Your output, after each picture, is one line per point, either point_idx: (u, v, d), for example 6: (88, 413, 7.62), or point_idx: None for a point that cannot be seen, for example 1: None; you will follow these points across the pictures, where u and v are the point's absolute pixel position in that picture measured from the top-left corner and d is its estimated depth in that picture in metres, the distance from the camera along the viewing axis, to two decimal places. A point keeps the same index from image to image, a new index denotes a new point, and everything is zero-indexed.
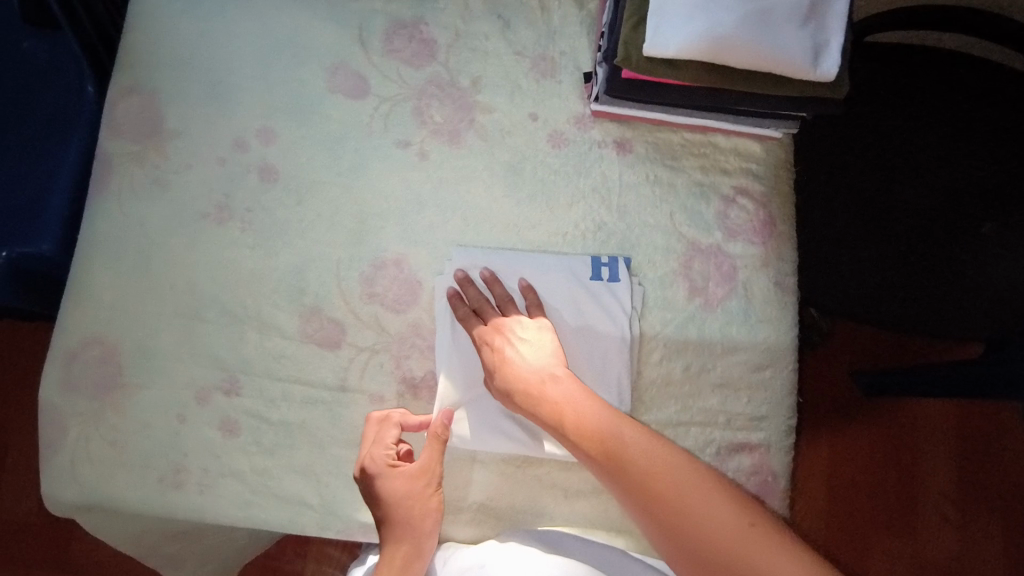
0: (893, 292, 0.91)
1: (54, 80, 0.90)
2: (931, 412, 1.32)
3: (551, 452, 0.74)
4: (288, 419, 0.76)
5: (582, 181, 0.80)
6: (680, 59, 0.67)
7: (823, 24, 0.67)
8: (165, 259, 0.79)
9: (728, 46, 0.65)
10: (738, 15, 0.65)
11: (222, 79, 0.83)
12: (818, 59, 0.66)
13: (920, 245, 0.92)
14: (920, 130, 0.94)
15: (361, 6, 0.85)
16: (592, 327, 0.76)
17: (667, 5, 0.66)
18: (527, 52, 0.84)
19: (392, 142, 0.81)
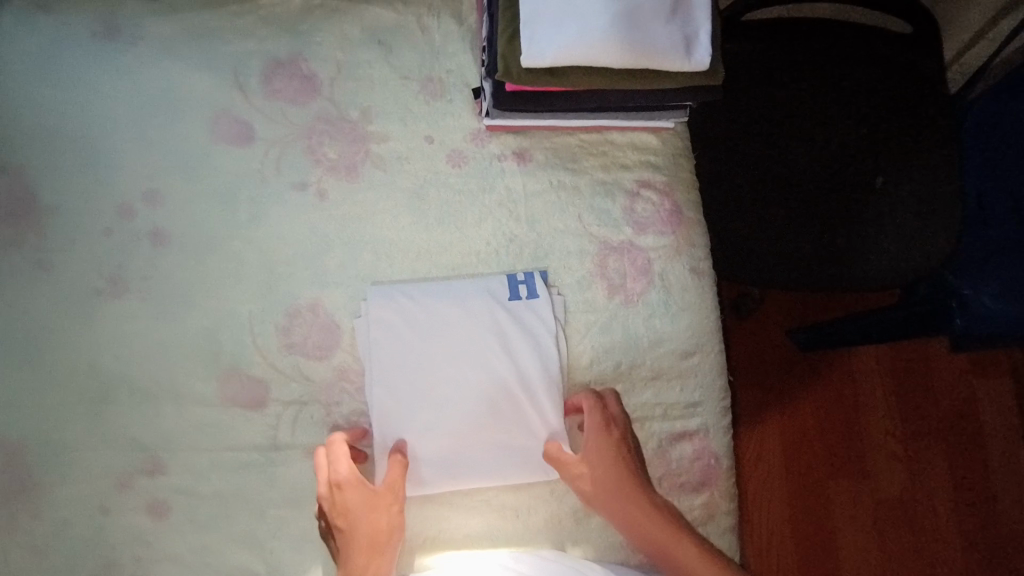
0: (803, 260, 0.95)
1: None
2: (866, 361, 1.37)
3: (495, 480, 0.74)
4: (222, 489, 0.72)
5: (487, 198, 0.79)
6: (559, 67, 0.67)
7: (690, 15, 0.68)
8: (63, 344, 0.74)
9: (604, 50, 0.65)
10: (608, 17, 0.65)
11: (97, 145, 0.79)
12: (691, 49, 0.67)
13: (820, 210, 0.96)
14: (804, 99, 0.98)
15: (233, 50, 0.81)
16: (519, 349, 0.75)
17: (537, 17, 0.66)
18: (413, 75, 0.82)
19: (288, 186, 0.79)
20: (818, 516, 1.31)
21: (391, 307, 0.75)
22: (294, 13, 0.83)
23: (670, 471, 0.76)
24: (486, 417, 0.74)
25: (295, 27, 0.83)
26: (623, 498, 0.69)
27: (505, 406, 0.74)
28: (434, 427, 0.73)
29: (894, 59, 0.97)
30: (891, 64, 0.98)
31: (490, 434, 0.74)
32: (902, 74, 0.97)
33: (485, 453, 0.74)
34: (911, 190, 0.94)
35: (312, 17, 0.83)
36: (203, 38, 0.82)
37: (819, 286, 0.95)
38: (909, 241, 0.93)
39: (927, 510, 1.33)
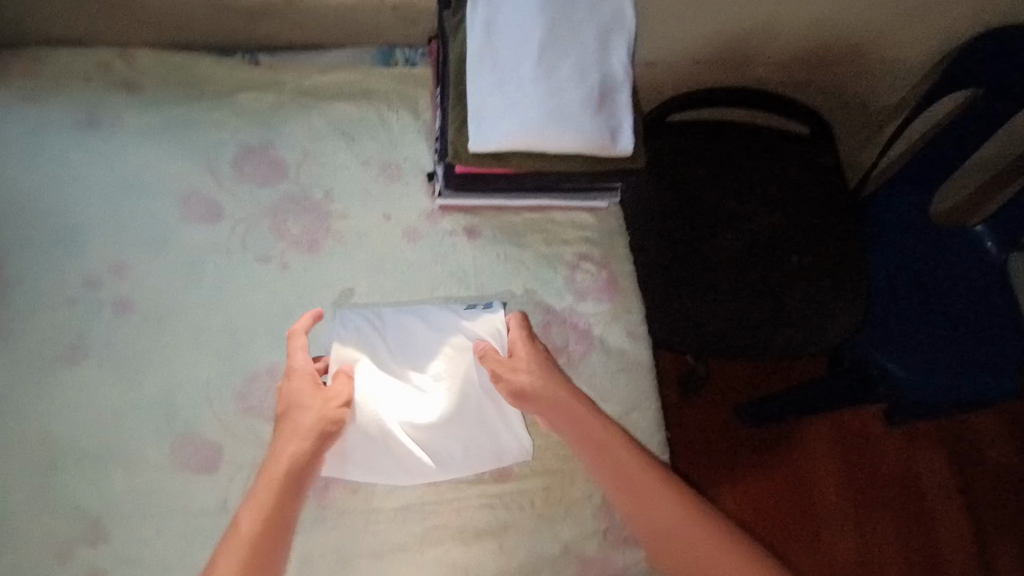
0: (737, 329, 1.04)
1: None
2: (809, 431, 1.44)
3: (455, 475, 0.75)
4: (167, 556, 0.71)
5: (441, 269, 0.86)
6: (503, 151, 0.76)
7: (615, 108, 0.79)
8: (15, 411, 0.75)
9: (541, 137, 0.75)
10: (544, 109, 0.76)
11: (70, 220, 0.83)
12: (617, 137, 0.78)
13: (747, 283, 1.06)
14: (726, 188, 1.11)
15: (207, 138, 0.89)
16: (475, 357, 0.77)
17: (483, 109, 0.76)
18: (372, 161, 0.92)
19: (253, 259, 0.84)
20: None
21: (358, 325, 0.76)
22: (266, 106, 0.92)
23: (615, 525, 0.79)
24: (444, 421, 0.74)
25: (266, 118, 0.91)
26: (573, 412, 0.74)
27: (473, 407, 0.76)
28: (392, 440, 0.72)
29: (798, 156, 1.13)
30: (796, 160, 1.13)
31: (456, 432, 0.75)
32: (806, 168, 1.12)
33: (448, 449, 0.75)
34: (824, 267, 1.06)
35: (282, 110, 0.92)
36: (179, 127, 0.89)
37: (752, 352, 1.03)
38: (826, 311, 1.04)
39: None
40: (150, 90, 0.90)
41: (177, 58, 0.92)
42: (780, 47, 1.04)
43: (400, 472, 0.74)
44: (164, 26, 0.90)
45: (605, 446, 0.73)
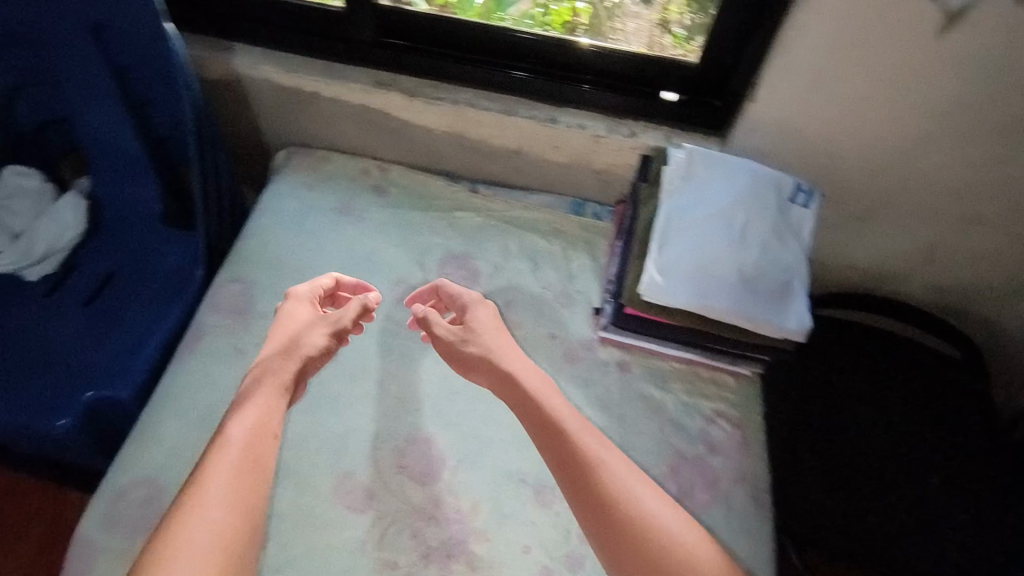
0: (861, 528, 1.05)
1: (159, 248, 1.12)
2: None
3: (730, 285, 0.86)
4: (298, 563, 0.80)
5: (587, 391, 0.97)
6: (681, 284, 0.87)
7: (783, 284, 0.87)
8: (224, 422, 0.89)
9: (714, 276, 0.87)
10: (723, 258, 0.87)
11: (311, 279, 1.04)
12: (780, 307, 0.86)
13: (881, 486, 1.07)
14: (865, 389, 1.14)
15: (425, 241, 1.10)
16: (778, 271, 0.88)
17: (665, 248, 0.90)
18: (550, 285, 1.07)
19: (436, 342, 1.00)
20: None
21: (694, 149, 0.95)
22: (476, 225, 1.13)
23: None
24: (752, 245, 0.88)
25: (474, 234, 1.12)
26: (498, 369, 0.83)
27: (774, 263, 0.88)
28: (702, 234, 0.89)
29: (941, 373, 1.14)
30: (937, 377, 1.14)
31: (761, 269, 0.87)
32: (950, 387, 1.14)
33: (758, 299, 0.86)
34: (962, 492, 1.06)
35: (488, 232, 1.12)
36: (408, 227, 1.12)
37: (871, 558, 1.05)
38: (970, 536, 1.03)
39: None
40: (395, 196, 1.15)
41: (420, 177, 1.17)
42: (938, 273, 1.11)
43: (696, 277, 0.87)
44: (419, 153, 1.16)
45: (547, 424, 0.78)
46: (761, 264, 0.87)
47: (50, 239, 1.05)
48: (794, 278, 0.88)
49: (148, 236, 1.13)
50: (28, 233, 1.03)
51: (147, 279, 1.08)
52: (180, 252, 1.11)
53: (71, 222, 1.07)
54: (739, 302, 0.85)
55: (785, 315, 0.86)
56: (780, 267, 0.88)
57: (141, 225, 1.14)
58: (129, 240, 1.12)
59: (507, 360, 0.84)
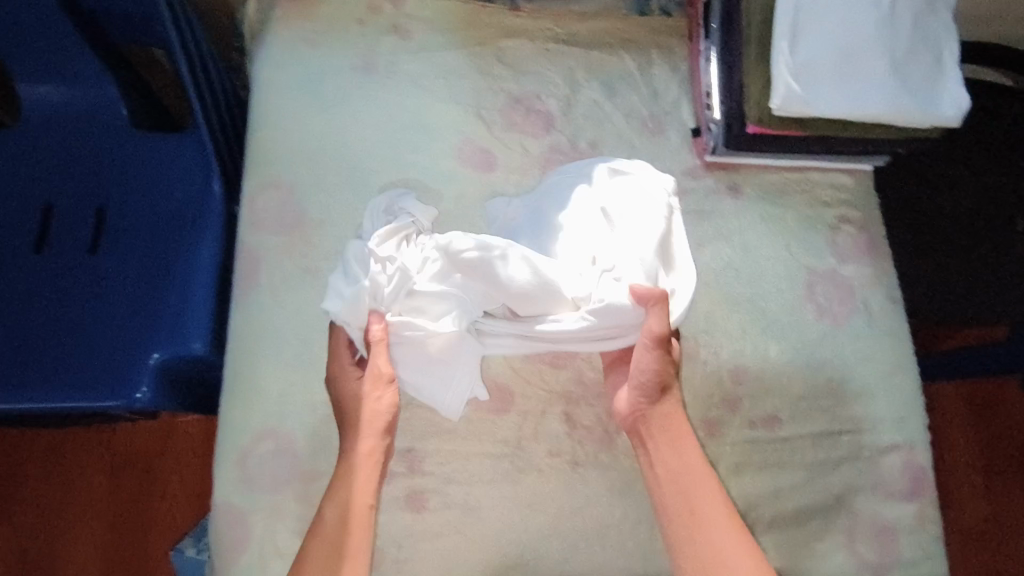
0: (973, 284, 1.01)
1: (144, 160, 0.87)
2: (952, 393, 1.45)
3: (877, 100, 0.75)
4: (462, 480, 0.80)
5: (701, 226, 0.89)
6: (821, 114, 0.76)
7: (930, 85, 0.77)
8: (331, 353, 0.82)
9: (861, 100, 0.75)
10: (866, 78, 0.75)
11: (362, 167, 0.86)
12: (934, 103, 0.76)
13: (986, 248, 1.01)
14: (967, 155, 1.05)
15: (476, 85, 0.90)
16: (922, 79, 0.76)
17: (808, 68, 0.75)
18: (636, 113, 0.92)
19: (528, 209, 0.87)
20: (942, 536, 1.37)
21: None
22: (529, 53, 0.92)
23: (881, 480, 0.82)
24: (895, 52, 0.75)
25: (529, 66, 0.92)
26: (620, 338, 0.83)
27: (915, 68, 0.76)
28: (840, 47, 0.75)
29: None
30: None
31: (905, 75, 0.76)
32: None
33: (907, 108, 0.76)
34: None
35: (546, 58, 0.92)
36: (450, 71, 0.90)
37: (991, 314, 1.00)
38: None
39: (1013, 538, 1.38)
40: (420, 34, 0.91)
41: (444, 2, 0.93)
42: None
43: (841, 100, 0.75)
44: None
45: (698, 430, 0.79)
46: (914, 45, 0.77)
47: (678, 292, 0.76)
48: (939, 86, 0.77)
49: (119, 143, 0.87)
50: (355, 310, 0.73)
51: (147, 206, 0.86)
52: (174, 168, 0.87)
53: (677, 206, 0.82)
54: (885, 115, 0.76)
55: (932, 116, 0.76)
56: (926, 63, 0.77)
57: (100, 129, 0.87)
58: (91, 154, 0.87)
59: (657, 429, 0.79)
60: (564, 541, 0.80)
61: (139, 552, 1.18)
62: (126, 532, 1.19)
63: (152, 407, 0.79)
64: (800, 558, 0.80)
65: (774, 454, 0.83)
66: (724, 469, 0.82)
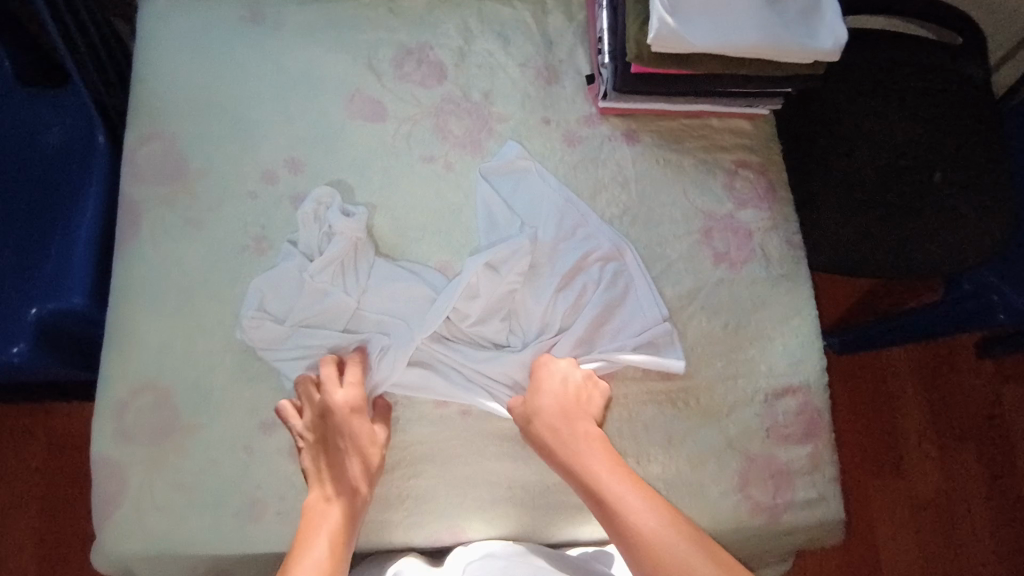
0: (883, 234, 0.93)
1: (29, 118, 0.86)
2: (895, 360, 1.42)
3: (755, 34, 0.74)
4: None
5: (598, 173, 0.88)
6: (700, 51, 0.75)
7: (808, 21, 0.76)
8: (209, 303, 0.78)
9: (739, 35, 0.74)
10: (741, 14, 0.75)
11: (247, 118, 0.84)
12: (813, 37, 0.75)
13: (897, 197, 0.95)
14: (880, 102, 0.99)
15: (366, 37, 0.89)
16: (799, 14, 0.76)
17: (682, 3, 0.73)
18: (530, 62, 0.91)
19: (418, 158, 0.86)
20: (884, 504, 1.35)
21: None
22: (421, 6, 0.92)
23: (777, 423, 0.81)
24: None
25: (421, 17, 0.91)
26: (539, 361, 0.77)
27: (790, 5, 0.76)
28: None
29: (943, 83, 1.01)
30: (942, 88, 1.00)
31: (780, 11, 0.75)
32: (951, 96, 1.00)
33: (785, 44, 0.75)
34: (968, 183, 0.95)
35: (439, 10, 0.92)
36: (340, 24, 0.90)
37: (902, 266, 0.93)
38: (989, 228, 0.93)
39: (959, 505, 1.36)
40: None
41: None
42: None
43: (718, 35, 0.74)
44: None
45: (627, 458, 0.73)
46: None
47: (617, 357, 0.79)
48: (816, 21, 0.76)
49: (5, 103, 0.86)
50: (293, 309, 0.77)
51: (29, 163, 0.85)
52: (59, 127, 0.86)
53: (630, 246, 0.84)
54: (764, 50, 0.75)
55: (811, 49, 0.75)
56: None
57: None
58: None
59: (609, 480, 0.69)
60: (455, 492, 0.77)
61: (66, 537, 1.19)
62: (54, 517, 1.19)
63: (30, 363, 0.77)
64: (700, 504, 0.77)
65: (673, 401, 0.80)
66: (619, 416, 0.79)
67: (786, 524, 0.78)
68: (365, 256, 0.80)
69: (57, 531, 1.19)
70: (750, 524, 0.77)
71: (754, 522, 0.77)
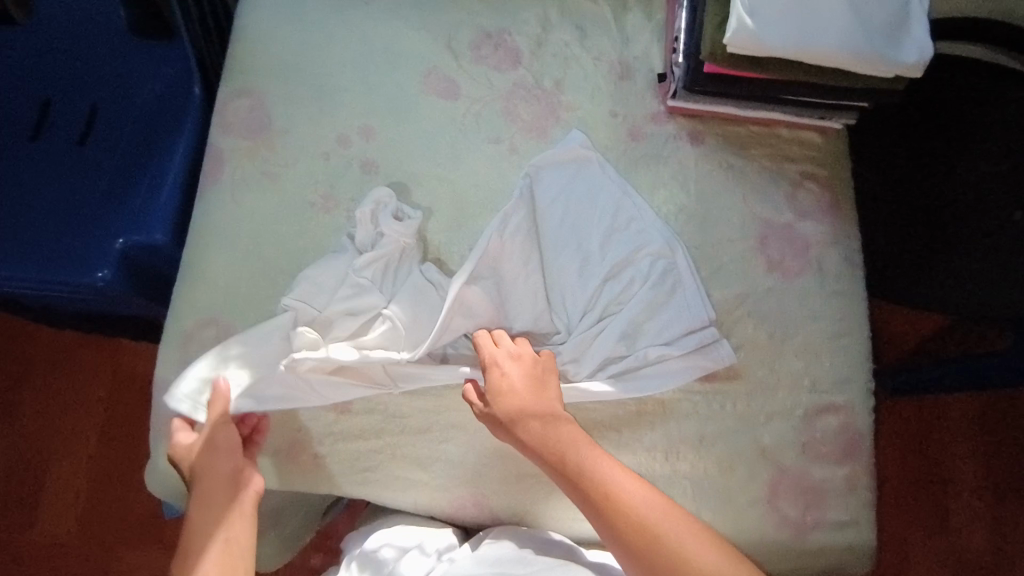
0: (956, 271, 0.88)
1: (140, 70, 0.94)
2: (953, 408, 1.35)
3: (835, 41, 0.74)
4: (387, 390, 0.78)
5: (659, 169, 0.88)
6: (777, 54, 0.75)
7: (892, 32, 0.75)
8: (276, 252, 0.83)
9: (819, 41, 0.74)
10: (824, 20, 0.74)
11: (329, 84, 0.89)
12: (895, 49, 0.74)
13: (979, 233, 0.88)
14: (975, 128, 0.92)
15: (449, 18, 0.93)
16: (884, 25, 0.75)
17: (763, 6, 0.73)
18: (605, 56, 0.92)
19: (485, 137, 0.88)
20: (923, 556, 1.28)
21: None
22: None
23: (814, 439, 0.79)
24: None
25: (504, 4, 0.94)
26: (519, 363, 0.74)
27: (876, 15, 0.75)
28: None
29: None
30: None
31: (865, 20, 0.74)
32: None
33: (866, 53, 0.74)
34: None
35: None
36: (427, 3, 0.94)
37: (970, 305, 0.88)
38: None
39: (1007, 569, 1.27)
40: None
41: None
42: None
43: (796, 39, 0.74)
44: None
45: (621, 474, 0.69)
46: None
47: (663, 349, 0.79)
48: (901, 34, 0.75)
49: (121, 54, 0.95)
50: (330, 299, 0.77)
51: (135, 109, 0.93)
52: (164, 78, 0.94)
53: (682, 245, 0.84)
54: (843, 59, 0.74)
55: (892, 61, 0.74)
56: (887, 11, 0.75)
57: (106, 41, 0.95)
58: (96, 61, 0.94)
59: (604, 494, 0.67)
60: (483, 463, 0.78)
61: (121, 466, 1.27)
62: (112, 445, 1.28)
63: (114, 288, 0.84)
64: (725, 509, 0.76)
65: (708, 403, 0.80)
66: (652, 408, 0.79)
67: (811, 543, 0.76)
68: (411, 260, 0.81)
69: (113, 460, 1.27)
70: (775, 537, 0.76)
71: (778, 536, 0.76)
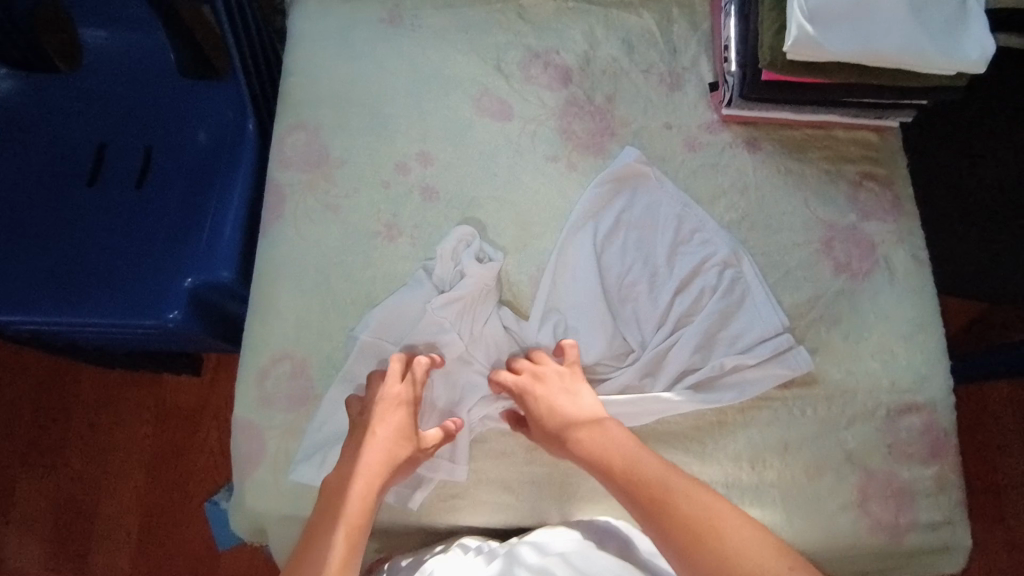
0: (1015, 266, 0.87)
1: (192, 109, 0.95)
2: None
3: (898, 42, 0.74)
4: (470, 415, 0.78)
5: (719, 177, 0.88)
6: (841, 58, 0.75)
7: (954, 30, 0.75)
8: (345, 283, 0.83)
9: (881, 43, 0.74)
10: (885, 21, 0.74)
11: (383, 112, 0.90)
12: (959, 47, 0.75)
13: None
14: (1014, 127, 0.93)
15: (496, 40, 0.94)
16: (945, 23, 0.75)
17: (825, 12, 0.74)
18: (654, 69, 0.93)
19: (542, 157, 0.89)
20: None
21: None
22: (550, 11, 0.95)
23: (899, 440, 0.78)
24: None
25: (549, 22, 0.95)
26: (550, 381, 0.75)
27: (936, 14, 0.75)
28: None
29: None
30: None
31: (926, 20, 0.75)
32: None
33: (931, 53, 0.74)
34: None
35: (566, 16, 0.95)
36: (473, 26, 0.94)
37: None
38: None
39: None
40: None
41: None
42: None
43: (859, 43, 0.74)
44: None
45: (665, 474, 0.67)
46: None
47: (738, 359, 0.79)
48: (963, 31, 0.75)
49: (172, 95, 0.95)
50: (410, 337, 0.80)
51: (190, 147, 0.93)
52: (217, 116, 0.94)
53: (747, 254, 0.84)
54: (907, 59, 0.74)
55: (956, 59, 0.74)
56: (947, 9, 0.76)
57: (156, 82, 0.95)
58: (147, 103, 0.95)
59: (653, 502, 0.64)
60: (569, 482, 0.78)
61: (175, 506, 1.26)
62: (166, 486, 1.27)
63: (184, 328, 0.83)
64: (816, 516, 0.76)
65: (790, 409, 0.79)
66: (734, 418, 0.79)
67: (904, 545, 0.75)
68: (489, 300, 0.81)
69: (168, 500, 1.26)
70: (868, 541, 0.75)
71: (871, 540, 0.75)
